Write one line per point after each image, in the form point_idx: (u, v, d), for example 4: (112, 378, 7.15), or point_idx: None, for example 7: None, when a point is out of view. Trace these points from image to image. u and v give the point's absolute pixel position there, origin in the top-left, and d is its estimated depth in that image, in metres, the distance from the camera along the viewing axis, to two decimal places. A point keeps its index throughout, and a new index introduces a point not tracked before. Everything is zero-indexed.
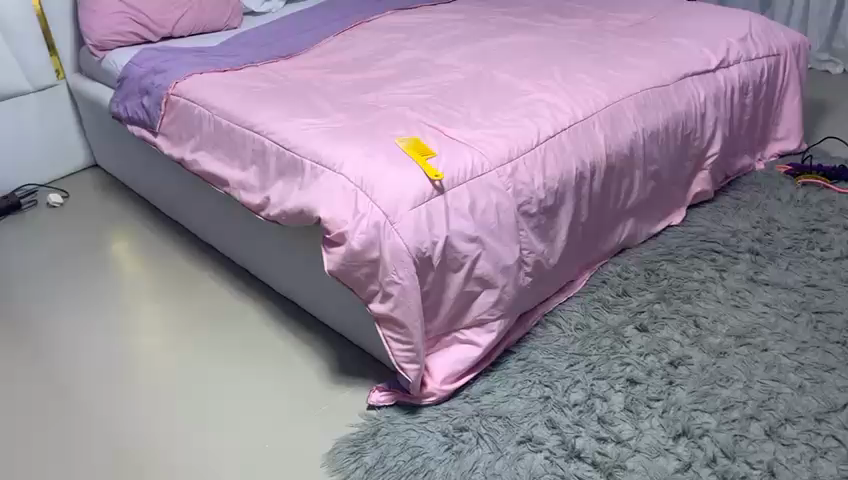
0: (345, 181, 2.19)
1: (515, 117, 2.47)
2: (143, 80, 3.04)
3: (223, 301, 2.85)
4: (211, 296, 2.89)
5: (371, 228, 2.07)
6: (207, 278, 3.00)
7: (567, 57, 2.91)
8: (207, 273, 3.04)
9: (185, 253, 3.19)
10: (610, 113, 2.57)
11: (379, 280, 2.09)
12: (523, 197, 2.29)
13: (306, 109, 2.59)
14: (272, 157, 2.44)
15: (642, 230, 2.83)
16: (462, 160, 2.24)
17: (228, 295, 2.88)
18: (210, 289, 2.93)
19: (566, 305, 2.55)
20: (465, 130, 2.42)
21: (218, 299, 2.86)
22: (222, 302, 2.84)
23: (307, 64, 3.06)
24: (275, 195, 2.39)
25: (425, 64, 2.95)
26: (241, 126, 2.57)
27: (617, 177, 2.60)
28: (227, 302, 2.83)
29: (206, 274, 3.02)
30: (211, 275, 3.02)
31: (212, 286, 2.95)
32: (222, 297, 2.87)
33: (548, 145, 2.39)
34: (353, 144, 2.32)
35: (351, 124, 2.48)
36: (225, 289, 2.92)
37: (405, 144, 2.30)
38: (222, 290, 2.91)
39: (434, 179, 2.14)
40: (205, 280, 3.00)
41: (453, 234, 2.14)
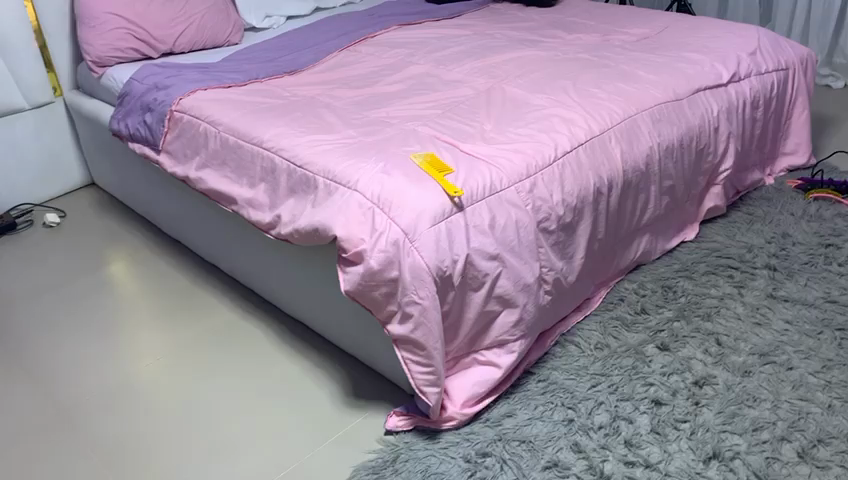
0: (361, 199, 2.13)
1: (531, 131, 2.43)
2: (146, 97, 2.98)
3: (228, 323, 2.77)
4: (215, 317, 2.80)
5: (390, 247, 2.01)
6: (211, 299, 2.92)
7: (577, 71, 2.87)
8: (210, 293, 2.96)
9: (187, 274, 3.11)
10: (626, 127, 2.53)
11: (397, 300, 2.03)
12: (542, 213, 2.24)
13: (317, 125, 2.53)
14: (284, 174, 2.37)
15: (657, 246, 2.78)
16: (481, 176, 2.18)
17: (233, 317, 2.80)
18: (214, 310, 2.85)
19: (583, 324, 2.49)
20: (480, 145, 2.36)
21: (223, 321, 2.78)
22: (227, 324, 2.76)
23: (313, 79, 3.00)
24: (287, 213, 2.33)
25: (434, 79, 2.91)
26: (249, 143, 2.51)
27: (633, 192, 2.55)
28: (233, 324, 2.75)
29: (209, 295, 2.94)
30: (215, 296, 2.94)
31: (216, 307, 2.87)
32: (227, 319, 2.79)
33: (565, 160, 2.34)
34: (367, 160, 2.26)
35: (364, 140, 2.42)
36: (229, 310, 2.84)
37: (420, 160, 2.24)
38: (227, 312, 2.83)
39: (453, 196, 2.09)
40: (209, 301, 2.91)
41: (473, 252, 2.08)
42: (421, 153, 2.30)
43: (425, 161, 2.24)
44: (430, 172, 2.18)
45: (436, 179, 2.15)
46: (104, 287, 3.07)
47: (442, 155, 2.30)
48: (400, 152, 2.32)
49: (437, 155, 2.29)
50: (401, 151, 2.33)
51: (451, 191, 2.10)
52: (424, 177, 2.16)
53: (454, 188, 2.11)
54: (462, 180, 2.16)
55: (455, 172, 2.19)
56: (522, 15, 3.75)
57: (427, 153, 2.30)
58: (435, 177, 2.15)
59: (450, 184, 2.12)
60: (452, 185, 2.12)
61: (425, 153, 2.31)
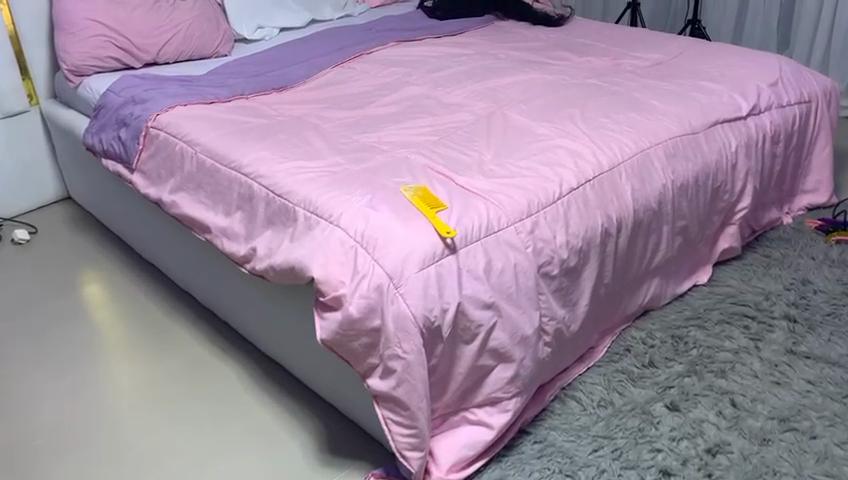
0: (342, 236, 1.92)
1: (534, 164, 2.22)
2: (122, 111, 2.77)
3: (199, 361, 2.55)
4: (186, 354, 2.59)
5: (373, 292, 1.80)
6: (184, 332, 2.71)
7: (585, 98, 2.66)
8: (183, 326, 2.75)
9: (160, 302, 2.90)
10: (637, 162, 2.32)
11: (379, 352, 1.81)
12: (544, 256, 2.02)
13: (301, 149, 2.32)
14: (261, 203, 2.17)
15: (668, 290, 2.57)
16: (477, 214, 1.97)
17: (206, 355, 2.59)
18: (186, 346, 2.63)
19: (584, 378, 2.28)
20: (478, 178, 2.15)
21: (195, 359, 2.57)
22: (199, 363, 2.55)
23: (303, 98, 2.80)
24: (262, 246, 2.12)
25: (431, 102, 2.70)
26: (227, 166, 2.30)
27: (644, 233, 2.34)
28: (205, 364, 2.54)
29: (182, 328, 2.73)
30: (188, 329, 2.73)
31: (188, 342, 2.66)
32: (199, 357, 2.58)
33: (571, 198, 2.13)
34: (352, 191, 2.06)
35: (350, 168, 2.21)
36: (203, 346, 2.63)
37: (410, 194, 2.03)
38: (199, 349, 2.62)
39: (445, 236, 1.88)
40: (182, 335, 2.70)
41: (466, 299, 1.86)
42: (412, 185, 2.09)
43: (416, 194, 2.03)
44: (421, 207, 1.97)
45: (427, 215, 1.94)
46: (70, 314, 2.87)
47: (435, 188, 2.10)
48: (389, 183, 2.11)
49: (429, 188, 2.08)
50: (390, 182, 2.12)
51: (443, 230, 1.89)
52: (413, 214, 1.95)
53: (446, 227, 1.90)
54: (456, 218, 1.95)
55: (448, 209, 1.98)
56: (528, 35, 3.55)
57: (418, 185, 2.10)
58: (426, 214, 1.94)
59: (443, 222, 1.92)
60: (445, 224, 1.91)
61: (417, 185, 2.10)
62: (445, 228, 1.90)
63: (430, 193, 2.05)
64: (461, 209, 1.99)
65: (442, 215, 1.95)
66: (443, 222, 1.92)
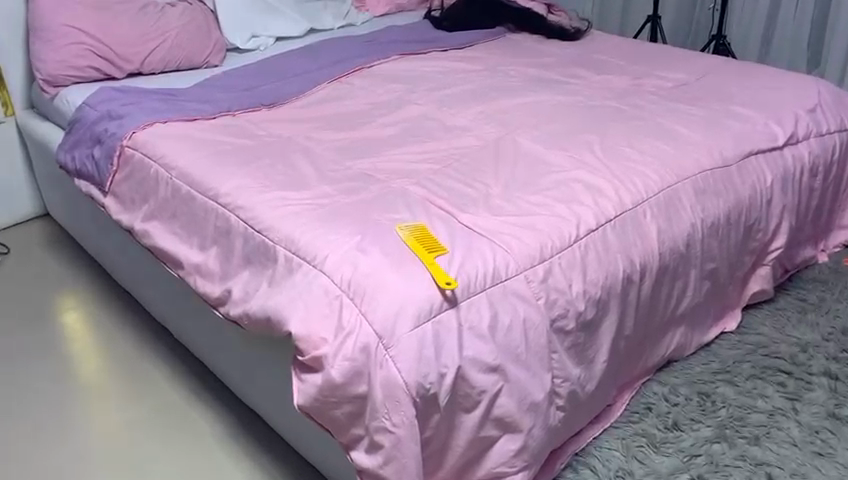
0: (326, 282, 1.66)
1: (547, 200, 1.97)
2: (97, 127, 2.54)
3: (173, 409, 2.32)
4: (158, 400, 2.35)
5: (358, 354, 1.55)
6: (158, 374, 2.47)
7: (605, 123, 2.41)
8: (158, 366, 2.51)
9: (134, 338, 2.66)
10: (664, 199, 2.07)
11: (365, 422, 1.57)
12: (558, 309, 1.77)
13: (286, 176, 2.07)
14: (238, 240, 1.92)
15: (694, 339, 2.30)
16: (482, 260, 1.72)
17: (180, 401, 2.35)
18: (159, 390, 2.40)
19: (600, 441, 2.02)
20: (483, 214, 1.90)
21: (167, 405, 2.33)
22: (171, 410, 2.31)
23: (294, 116, 2.56)
24: (238, 288, 1.87)
25: (435, 124, 2.45)
26: (203, 195, 2.06)
27: (670, 278, 2.09)
28: (178, 412, 2.30)
29: (157, 368, 2.49)
30: (163, 371, 2.49)
31: (161, 386, 2.42)
32: (172, 403, 2.34)
33: (589, 241, 1.88)
34: (340, 228, 1.80)
35: (339, 200, 1.96)
36: (177, 391, 2.40)
37: (405, 234, 1.77)
38: (173, 394, 2.38)
39: (445, 287, 1.62)
40: (155, 376, 2.46)
41: (466, 362, 1.61)
42: (408, 223, 1.83)
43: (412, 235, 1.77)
44: (417, 251, 1.71)
45: (423, 261, 1.68)
46: (36, 346, 2.63)
47: (434, 225, 1.84)
48: (382, 219, 1.86)
49: (428, 226, 1.82)
50: (384, 218, 1.87)
51: (443, 279, 1.63)
52: (408, 257, 1.70)
53: (446, 276, 1.64)
54: (457, 264, 1.69)
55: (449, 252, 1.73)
56: (542, 50, 3.30)
57: (415, 223, 1.83)
58: (422, 259, 1.68)
59: (441, 270, 1.65)
60: (444, 272, 1.65)
61: (413, 223, 1.84)
62: (444, 277, 1.64)
63: (429, 233, 1.79)
64: (463, 252, 1.73)
65: (441, 261, 1.69)
66: (441, 268, 1.66)
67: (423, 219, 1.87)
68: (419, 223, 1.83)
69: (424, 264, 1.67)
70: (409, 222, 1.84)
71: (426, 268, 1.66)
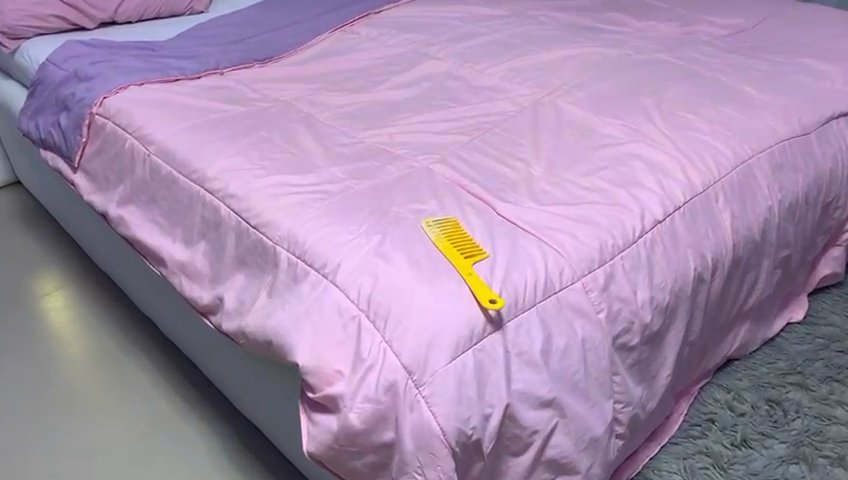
0: (339, 298, 1.34)
1: (602, 184, 1.63)
2: (62, 90, 2.17)
3: (166, 426, 2.03)
4: (149, 413, 2.06)
5: (383, 394, 1.24)
6: (147, 380, 2.17)
7: (658, 83, 2.05)
8: (146, 371, 2.20)
9: (119, 334, 2.35)
10: (738, 179, 1.74)
11: (392, 473, 1.29)
12: (621, 323, 1.46)
13: (285, 154, 1.73)
14: (230, 236, 1.59)
15: (759, 334, 2.00)
16: (529, 268, 1.40)
17: (174, 415, 2.06)
18: (149, 402, 2.10)
19: (657, 464, 1.74)
20: (527, 204, 1.57)
21: (160, 420, 2.04)
22: (164, 428, 2.02)
23: (292, 74, 2.19)
24: (232, 296, 1.55)
25: (458, 84, 2.09)
26: (188, 178, 1.72)
27: (742, 272, 1.77)
28: (172, 430, 2.01)
29: (146, 373, 2.19)
30: (153, 377, 2.19)
31: (152, 396, 2.12)
32: (165, 418, 2.05)
33: (655, 236, 1.56)
34: (353, 225, 1.47)
35: (350, 185, 1.62)
36: (170, 403, 2.10)
37: (435, 236, 1.44)
38: (165, 407, 2.08)
39: (489, 308, 1.30)
40: (144, 383, 2.16)
41: (515, 398, 1.31)
42: (437, 220, 1.49)
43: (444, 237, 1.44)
44: (451, 259, 1.38)
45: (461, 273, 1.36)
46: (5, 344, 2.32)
47: (466, 221, 1.51)
48: (405, 211, 1.53)
49: (461, 223, 1.49)
50: (407, 210, 1.54)
51: (487, 298, 1.31)
52: (439, 266, 1.37)
53: (490, 294, 1.32)
54: (500, 274, 1.37)
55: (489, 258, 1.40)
56: None
57: (447, 219, 1.50)
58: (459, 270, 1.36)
59: (484, 285, 1.33)
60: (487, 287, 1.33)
61: (445, 218, 1.50)
62: (488, 294, 1.32)
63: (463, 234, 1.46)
64: (506, 257, 1.41)
65: (482, 272, 1.37)
66: (481, 281, 1.34)
67: (454, 212, 1.54)
68: (451, 219, 1.50)
69: (461, 276, 1.35)
70: (437, 217, 1.51)
71: (463, 281, 1.34)
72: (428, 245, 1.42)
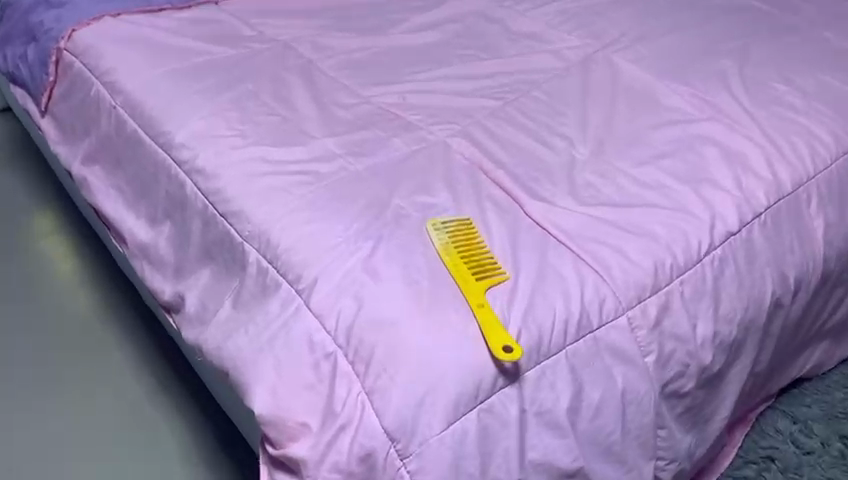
0: (311, 326, 1.05)
1: (661, 180, 1.29)
2: (31, 16, 1.85)
3: (136, 418, 1.74)
4: (119, 400, 1.77)
5: (357, 465, 0.97)
6: (120, 355, 1.87)
7: (743, 37, 1.65)
8: (120, 342, 1.90)
9: (86, 286, 2.04)
10: (836, 176, 1.38)
11: None
12: (673, 367, 1.15)
13: (271, 117, 1.41)
14: (196, 222, 1.30)
15: (837, 353, 1.66)
16: (559, 298, 1.09)
17: (148, 404, 1.77)
18: (121, 384, 1.80)
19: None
20: (563, 204, 1.24)
21: (131, 410, 1.75)
22: (134, 421, 1.73)
23: (296, 7, 1.83)
24: (194, 297, 1.27)
25: (494, 28, 1.72)
26: (154, 142, 1.42)
27: (829, 289, 1.43)
28: (142, 425, 1.72)
29: (120, 346, 1.89)
30: (127, 351, 1.88)
31: (125, 377, 1.83)
32: (136, 408, 1.76)
33: (726, 253, 1.22)
34: (339, 223, 1.16)
35: (344, 164, 1.30)
36: (144, 387, 1.81)
37: (442, 247, 1.13)
38: (139, 392, 1.79)
39: (503, 358, 0.99)
40: (118, 360, 1.86)
41: (529, 471, 1.02)
42: (448, 222, 1.17)
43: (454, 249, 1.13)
44: (460, 282, 1.08)
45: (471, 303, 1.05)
46: None
47: (484, 226, 1.19)
48: (406, 207, 1.21)
49: (476, 230, 1.17)
50: (410, 204, 1.22)
51: (502, 345, 1.00)
52: (442, 291, 1.07)
53: (506, 338, 1.01)
54: (520, 307, 1.06)
55: (508, 282, 1.09)
56: None
57: (460, 221, 1.18)
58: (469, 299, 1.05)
59: (499, 325, 1.02)
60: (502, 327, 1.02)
61: (459, 220, 1.18)
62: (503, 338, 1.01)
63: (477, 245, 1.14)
64: (529, 281, 1.10)
65: (498, 303, 1.06)
66: (493, 317, 1.03)
67: (469, 210, 1.22)
68: (465, 222, 1.18)
69: (470, 307, 1.05)
70: (447, 217, 1.19)
71: (472, 315, 1.04)
72: (430, 259, 1.11)
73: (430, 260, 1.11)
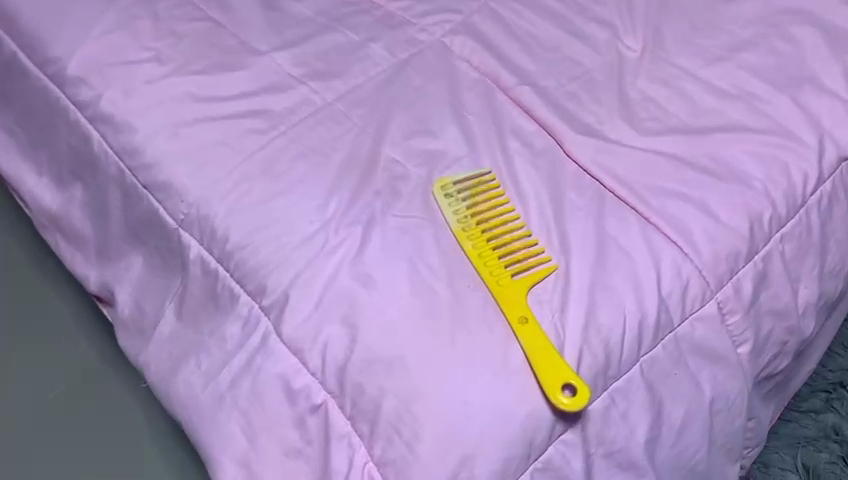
0: (287, 368, 0.75)
1: (745, 85, 0.94)
2: None
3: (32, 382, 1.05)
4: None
5: None
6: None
7: None
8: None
9: None
10: None
11: None
12: (770, 351, 0.88)
13: (193, 21, 0.99)
14: (115, 192, 0.95)
15: None
16: (627, 292, 0.78)
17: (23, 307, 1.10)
18: None
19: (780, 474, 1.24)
20: (617, 137, 0.89)
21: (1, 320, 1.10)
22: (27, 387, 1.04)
23: None
24: (127, 293, 0.95)
25: None
26: (40, 73, 1.02)
27: None
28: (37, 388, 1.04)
29: None
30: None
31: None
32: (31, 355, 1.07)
33: (834, 187, 0.91)
34: (310, 200, 0.82)
35: (305, 96, 0.93)
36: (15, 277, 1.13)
37: (459, 230, 0.81)
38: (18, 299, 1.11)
39: (566, 405, 0.70)
40: None
41: None
42: (463, 186, 0.84)
43: (477, 230, 0.81)
44: (492, 285, 0.76)
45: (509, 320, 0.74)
46: None
47: (511, 184, 0.85)
48: (400, 162, 0.87)
49: (502, 193, 0.84)
50: (405, 157, 0.87)
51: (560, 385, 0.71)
52: (466, 299, 0.76)
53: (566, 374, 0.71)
54: (577, 313, 0.76)
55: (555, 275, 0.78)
56: None
57: (480, 181, 0.85)
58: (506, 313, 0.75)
59: (552, 351, 0.72)
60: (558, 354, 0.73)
61: (478, 180, 0.85)
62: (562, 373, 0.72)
63: (507, 220, 0.82)
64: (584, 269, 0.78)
65: (544, 314, 0.76)
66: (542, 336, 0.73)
67: (486, 158, 0.88)
68: (486, 184, 0.85)
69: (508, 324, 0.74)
70: (460, 176, 0.85)
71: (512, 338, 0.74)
72: (442, 248, 0.79)
73: (441, 249, 0.79)
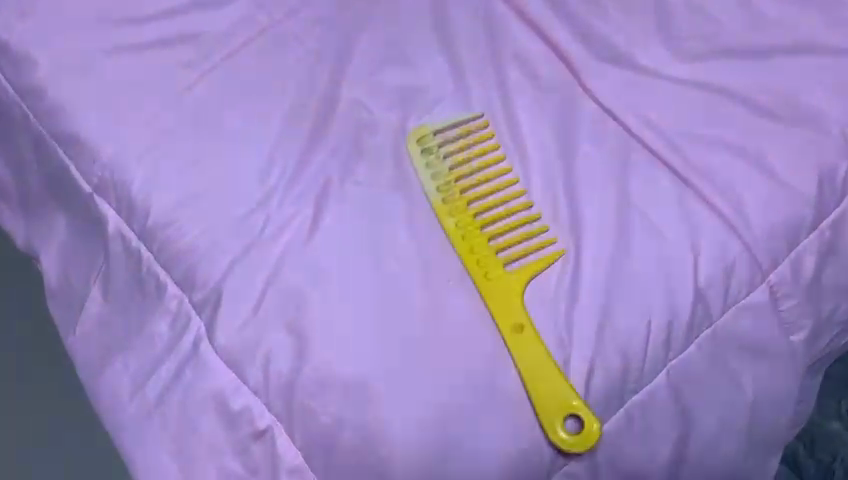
0: (224, 384, 0.60)
1: None
2: None
3: None
4: None
5: None
6: None
7: None
8: None
9: None
10: None
11: None
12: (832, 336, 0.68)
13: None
14: (15, 140, 0.75)
15: None
16: (654, 278, 0.61)
17: None
18: None
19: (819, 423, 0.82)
20: (649, 63, 0.69)
21: None
22: None
23: None
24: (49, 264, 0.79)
25: None
26: None
27: None
28: None
29: None
30: None
31: None
32: None
33: None
34: (249, 161, 0.65)
35: (247, 13, 0.72)
36: None
37: (439, 200, 0.63)
38: None
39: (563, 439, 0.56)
40: None
41: None
42: (445, 139, 0.66)
43: (460, 200, 0.64)
44: (479, 276, 0.60)
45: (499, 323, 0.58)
46: None
47: (507, 133, 0.66)
48: (366, 106, 0.68)
49: (495, 147, 0.66)
50: (372, 98, 0.68)
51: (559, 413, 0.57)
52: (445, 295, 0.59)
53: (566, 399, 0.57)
54: (586, 309, 0.59)
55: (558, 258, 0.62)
56: None
57: (468, 130, 0.67)
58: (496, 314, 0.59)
59: (552, 364, 0.57)
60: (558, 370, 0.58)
61: (465, 129, 0.67)
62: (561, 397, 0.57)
63: (499, 186, 0.65)
64: (598, 251, 0.61)
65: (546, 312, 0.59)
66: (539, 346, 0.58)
67: (476, 97, 0.68)
68: (474, 134, 0.66)
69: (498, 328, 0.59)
70: (441, 124, 0.67)
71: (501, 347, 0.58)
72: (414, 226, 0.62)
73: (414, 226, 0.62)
